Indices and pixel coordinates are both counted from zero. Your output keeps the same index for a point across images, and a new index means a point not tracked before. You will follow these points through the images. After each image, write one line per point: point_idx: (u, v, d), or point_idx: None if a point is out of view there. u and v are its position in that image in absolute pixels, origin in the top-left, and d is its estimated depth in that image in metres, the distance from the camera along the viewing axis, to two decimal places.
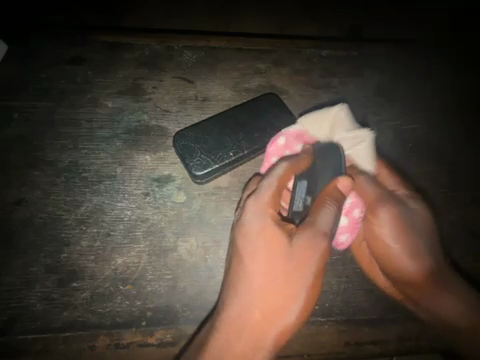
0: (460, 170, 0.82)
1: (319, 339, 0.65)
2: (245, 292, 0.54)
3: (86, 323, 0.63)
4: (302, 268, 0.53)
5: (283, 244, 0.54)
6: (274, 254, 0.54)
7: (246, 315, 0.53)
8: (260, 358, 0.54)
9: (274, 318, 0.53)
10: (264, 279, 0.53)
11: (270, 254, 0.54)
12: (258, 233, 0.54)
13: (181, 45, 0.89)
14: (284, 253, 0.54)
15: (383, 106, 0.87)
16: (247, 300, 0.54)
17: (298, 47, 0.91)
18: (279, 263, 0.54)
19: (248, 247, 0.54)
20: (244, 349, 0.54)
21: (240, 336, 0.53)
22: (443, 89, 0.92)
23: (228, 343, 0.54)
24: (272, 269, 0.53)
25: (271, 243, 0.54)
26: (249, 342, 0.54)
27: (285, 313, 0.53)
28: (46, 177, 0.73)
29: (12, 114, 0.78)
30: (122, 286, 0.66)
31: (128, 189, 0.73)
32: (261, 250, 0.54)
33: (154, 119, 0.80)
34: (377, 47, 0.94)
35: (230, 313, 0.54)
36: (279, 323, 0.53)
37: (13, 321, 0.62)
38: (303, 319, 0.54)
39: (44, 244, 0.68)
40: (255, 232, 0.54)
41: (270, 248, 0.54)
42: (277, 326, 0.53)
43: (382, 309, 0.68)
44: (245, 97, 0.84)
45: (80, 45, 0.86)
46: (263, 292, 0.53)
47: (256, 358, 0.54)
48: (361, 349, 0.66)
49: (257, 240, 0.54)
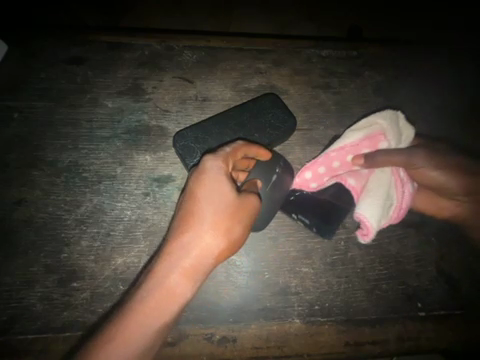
0: (461, 165, 0.80)
1: (318, 339, 0.65)
2: (192, 220, 0.55)
3: (86, 323, 0.63)
4: (242, 205, 0.57)
5: (229, 185, 0.57)
6: (225, 195, 0.56)
7: (192, 240, 0.54)
8: (197, 281, 0.54)
9: (214, 244, 0.54)
10: (213, 210, 0.55)
11: (219, 193, 0.56)
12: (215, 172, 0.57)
13: (181, 45, 0.89)
14: (228, 192, 0.56)
15: (383, 105, 0.87)
16: (189, 232, 0.54)
17: (298, 48, 0.91)
18: (221, 198, 0.56)
19: (198, 184, 0.56)
20: (186, 270, 0.53)
21: (181, 260, 0.53)
22: (444, 89, 0.92)
23: (169, 266, 0.53)
24: (214, 200, 0.55)
25: (219, 181, 0.56)
26: (187, 267, 0.53)
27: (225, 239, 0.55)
28: (46, 177, 0.73)
29: (12, 114, 0.78)
30: (122, 286, 0.66)
31: (128, 189, 0.73)
32: (215, 187, 0.56)
33: (154, 120, 0.80)
34: (376, 48, 0.94)
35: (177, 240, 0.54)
36: (218, 247, 0.55)
37: (13, 321, 0.62)
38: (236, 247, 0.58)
39: (44, 244, 0.68)
40: (212, 170, 0.57)
41: (218, 184, 0.56)
42: (213, 254, 0.55)
43: (381, 309, 0.69)
44: (245, 97, 0.84)
45: (80, 45, 0.86)
46: (207, 221, 0.54)
47: (194, 280, 0.54)
48: (361, 350, 0.66)
49: (216, 178, 0.56)
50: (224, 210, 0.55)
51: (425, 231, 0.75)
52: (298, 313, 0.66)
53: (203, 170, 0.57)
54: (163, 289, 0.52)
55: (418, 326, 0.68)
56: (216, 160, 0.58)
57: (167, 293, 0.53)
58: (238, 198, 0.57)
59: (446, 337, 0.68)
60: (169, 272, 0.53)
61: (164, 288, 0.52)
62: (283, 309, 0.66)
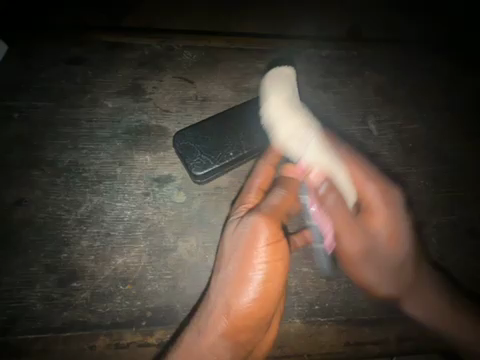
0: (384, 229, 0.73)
1: (319, 339, 0.67)
2: (216, 284, 0.58)
3: (86, 323, 0.64)
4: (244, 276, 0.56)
5: (251, 253, 0.56)
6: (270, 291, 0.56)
7: (212, 315, 0.57)
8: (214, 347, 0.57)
9: (221, 315, 0.57)
10: (228, 279, 0.57)
11: (238, 260, 0.57)
12: (264, 242, 0.56)
13: (181, 45, 0.88)
14: (244, 263, 0.56)
15: (383, 106, 0.87)
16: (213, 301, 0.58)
17: (299, 48, 0.91)
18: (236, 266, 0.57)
19: (234, 240, 0.58)
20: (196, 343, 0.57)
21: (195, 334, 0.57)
22: (443, 89, 0.92)
23: (192, 340, 0.57)
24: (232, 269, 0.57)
25: (247, 247, 0.56)
26: (196, 347, 0.57)
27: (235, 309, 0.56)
28: (46, 177, 0.73)
29: (12, 114, 0.78)
30: (122, 286, 0.66)
31: (128, 189, 0.73)
32: (264, 267, 0.56)
33: (154, 120, 0.80)
34: (376, 47, 0.94)
35: (203, 315, 0.58)
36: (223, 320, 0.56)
37: (14, 321, 0.63)
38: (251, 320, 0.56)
39: (44, 244, 0.68)
40: (260, 240, 0.56)
41: (246, 250, 0.56)
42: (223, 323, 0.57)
43: (382, 309, 0.69)
44: (245, 97, 0.84)
45: (81, 45, 0.86)
46: (222, 294, 0.57)
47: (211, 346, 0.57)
48: (360, 350, 0.67)
49: (264, 254, 0.56)
50: (238, 278, 0.56)
51: (425, 232, 0.76)
52: (298, 313, 0.67)
53: (253, 242, 0.56)
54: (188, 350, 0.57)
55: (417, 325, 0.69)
56: (266, 228, 0.56)
57: (215, 352, 0.58)
58: (244, 271, 0.56)
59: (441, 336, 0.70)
60: (191, 341, 0.57)
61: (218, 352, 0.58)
62: (283, 308, 0.67)
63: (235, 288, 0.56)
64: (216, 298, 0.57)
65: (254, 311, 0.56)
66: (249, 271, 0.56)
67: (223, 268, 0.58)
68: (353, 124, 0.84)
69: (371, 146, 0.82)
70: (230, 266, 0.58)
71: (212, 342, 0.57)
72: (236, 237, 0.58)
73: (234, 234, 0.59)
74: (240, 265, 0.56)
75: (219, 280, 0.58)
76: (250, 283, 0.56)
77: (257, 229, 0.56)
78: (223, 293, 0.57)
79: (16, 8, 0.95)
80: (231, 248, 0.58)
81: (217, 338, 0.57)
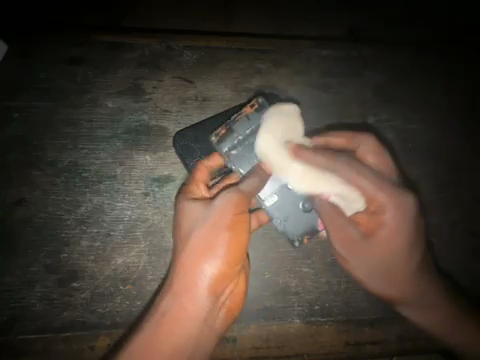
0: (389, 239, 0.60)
1: (318, 339, 0.67)
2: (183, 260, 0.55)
3: (86, 323, 0.64)
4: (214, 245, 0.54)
5: (221, 222, 0.54)
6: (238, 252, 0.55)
7: (183, 287, 0.55)
8: (184, 323, 0.54)
9: (191, 286, 0.54)
10: (197, 250, 0.54)
11: (207, 231, 0.55)
12: (229, 213, 0.55)
13: (181, 45, 0.88)
14: (215, 233, 0.54)
15: (383, 106, 0.87)
16: (182, 274, 0.55)
17: (299, 48, 0.90)
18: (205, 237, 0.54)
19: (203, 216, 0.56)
20: (167, 318, 0.54)
21: (168, 307, 0.55)
22: (443, 90, 0.92)
23: (163, 317, 0.54)
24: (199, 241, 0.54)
25: (219, 219, 0.55)
26: (168, 324, 0.54)
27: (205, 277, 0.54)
28: (46, 177, 0.73)
29: (12, 114, 0.78)
30: (122, 286, 0.66)
31: (128, 189, 0.73)
32: (232, 234, 0.54)
33: (154, 120, 0.80)
34: (377, 47, 0.93)
35: (175, 286, 0.56)
36: (197, 291, 0.54)
37: (14, 321, 0.63)
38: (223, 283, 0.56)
39: (44, 244, 0.68)
40: (227, 210, 0.55)
41: (216, 222, 0.54)
42: (195, 294, 0.54)
43: (382, 309, 0.69)
44: (245, 98, 0.84)
45: (80, 45, 0.86)
46: (191, 267, 0.54)
47: (183, 322, 0.54)
48: (360, 349, 0.68)
49: (229, 224, 0.55)
50: (208, 247, 0.54)
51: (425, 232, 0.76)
52: (298, 313, 0.67)
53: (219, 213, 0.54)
54: (158, 329, 0.54)
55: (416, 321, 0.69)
56: (231, 199, 0.55)
57: (181, 329, 0.54)
58: (216, 240, 0.54)
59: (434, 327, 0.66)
60: (162, 317, 0.55)
61: (189, 329, 0.54)
62: (283, 309, 0.67)
63: (200, 259, 0.54)
64: (179, 273, 0.55)
65: (224, 276, 0.55)
66: (216, 243, 0.54)
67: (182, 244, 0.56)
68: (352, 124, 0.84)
69: None
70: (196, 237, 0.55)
71: (178, 317, 0.54)
72: (203, 214, 0.56)
73: (195, 211, 0.58)
74: (210, 235, 0.54)
75: (185, 255, 0.55)
76: (216, 252, 0.54)
77: (225, 201, 0.55)
78: (190, 265, 0.54)
79: (17, 8, 0.95)
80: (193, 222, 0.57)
81: (184, 311, 0.54)
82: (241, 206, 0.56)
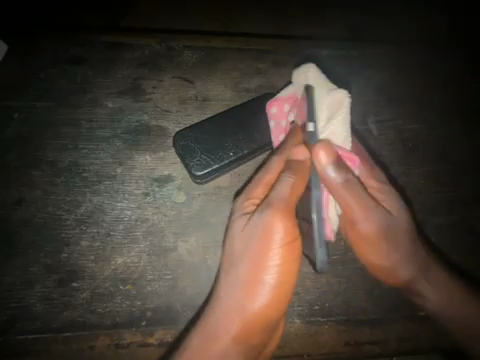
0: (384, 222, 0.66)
1: (318, 339, 0.67)
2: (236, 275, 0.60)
3: (86, 323, 0.64)
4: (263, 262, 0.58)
5: (270, 243, 0.57)
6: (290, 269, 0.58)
7: (236, 302, 0.59)
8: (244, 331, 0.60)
9: (246, 299, 0.59)
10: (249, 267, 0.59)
11: (255, 250, 0.58)
12: (278, 244, 0.57)
13: (181, 45, 0.88)
14: (265, 252, 0.58)
15: (383, 106, 0.87)
16: (235, 289, 0.59)
17: (299, 48, 0.90)
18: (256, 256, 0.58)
19: (251, 233, 0.59)
20: (227, 328, 0.60)
21: (220, 319, 0.60)
22: (443, 89, 0.92)
23: (221, 326, 0.60)
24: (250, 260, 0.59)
25: (265, 239, 0.57)
26: (229, 332, 0.60)
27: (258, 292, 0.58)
28: (46, 177, 0.73)
29: (12, 114, 0.78)
30: (122, 286, 0.66)
31: (128, 189, 0.73)
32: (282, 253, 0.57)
33: (154, 120, 0.80)
34: (377, 47, 0.93)
35: (226, 299, 0.60)
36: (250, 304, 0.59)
37: (14, 321, 0.63)
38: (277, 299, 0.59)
39: (44, 244, 0.68)
40: (277, 240, 0.57)
41: (263, 242, 0.58)
42: (248, 307, 0.59)
43: (382, 309, 0.69)
44: (245, 98, 0.84)
45: (80, 45, 0.86)
46: (244, 282, 0.59)
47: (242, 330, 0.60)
48: (360, 349, 0.68)
49: (279, 254, 0.57)
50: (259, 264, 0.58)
51: (424, 232, 0.76)
52: (298, 313, 0.67)
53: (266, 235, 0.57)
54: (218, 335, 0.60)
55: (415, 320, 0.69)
56: (280, 224, 0.57)
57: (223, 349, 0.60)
58: (268, 258, 0.58)
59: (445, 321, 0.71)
60: (220, 326, 0.60)
61: (247, 334, 0.60)
62: None
63: (249, 287, 0.58)
64: (226, 298, 0.60)
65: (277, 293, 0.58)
66: (263, 272, 0.58)
67: (230, 265, 0.61)
68: (352, 125, 0.84)
69: (371, 146, 0.82)
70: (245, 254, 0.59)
71: (221, 338, 0.60)
72: (250, 231, 0.59)
73: (246, 232, 0.60)
74: (261, 254, 0.58)
75: (237, 269, 0.60)
76: (268, 269, 0.58)
77: (273, 228, 0.57)
78: (242, 280, 0.59)
79: (16, 8, 0.95)
80: (244, 246, 0.60)
81: (226, 334, 0.60)
82: (289, 224, 0.57)
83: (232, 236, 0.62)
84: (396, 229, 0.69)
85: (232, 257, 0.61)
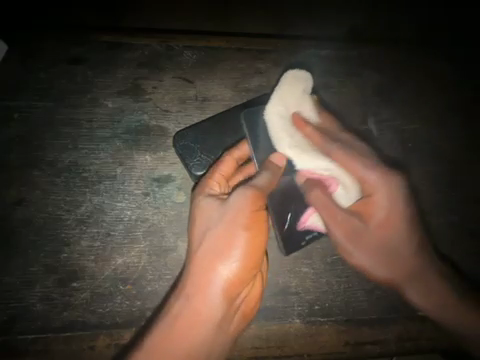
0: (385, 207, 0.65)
1: (318, 339, 0.67)
2: (199, 255, 0.58)
3: (86, 323, 0.64)
4: (230, 240, 0.57)
5: (237, 218, 0.57)
6: (253, 248, 0.57)
7: (199, 283, 0.58)
8: (202, 318, 0.58)
9: (208, 280, 0.57)
10: (215, 247, 0.57)
11: (224, 226, 0.58)
12: (250, 213, 0.58)
13: (181, 45, 0.88)
14: (230, 229, 0.57)
15: (383, 106, 0.87)
16: (198, 270, 0.58)
17: (299, 48, 0.90)
18: (219, 234, 0.57)
19: (220, 211, 0.59)
20: (185, 312, 0.58)
21: (183, 302, 0.58)
22: (444, 89, 0.92)
23: (184, 309, 0.58)
24: (215, 238, 0.58)
25: (235, 215, 0.57)
26: (187, 317, 0.58)
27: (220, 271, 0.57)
28: (46, 177, 0.73)
29: (12, 114, 0.78)
30: (122, 286, 0.66)
31: (128, 189, 0.73)
32: (248, 228, 0.57)
33: (154, 120, 0.80)
34: (377, 47, 0.93)
35: (190, 282, 0.58)
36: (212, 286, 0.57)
37: (14, 321, 0.63)
38: (240, 279, 0.58)
39: (44, 244, 0.68)
40: (245, 210, 0.58)
41: (232, 219, 0.57)
42: (211, 289, 0.57)
43: (382, 309, 0.69)
44: (245, 98, 0.84)
45: (81, 45, 0.86)
46: (207, 263, 0.57)
47: (202, 315, 0.58)
48: (360, 349, 0.68)
49: (250, 223, 0.57)
50: (225, 242, 0.57)
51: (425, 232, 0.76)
52: (298, 313, 0.67)
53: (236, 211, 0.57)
54: (177, 321, 0.58)
55: (417, 320, 0.69)
56: (249, 201, 0.58)
57: (202, 327, 0.58)
58: (233, 236, 0.57)
59: (432, 305, 0.68)
60: (180, 309, 0.58)
61: (207, 320, 0.58)
62: (283, 308, 0.67)
63: (213, 267, 0.57)
64: (191, 279, 0.58)
65: (240, 273, 0.57)
66: (234, 241, 0.57)
67: (193, 242, 0.60)
68: (352, 124, 0.84)
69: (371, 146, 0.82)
70: (210, 233, 0.58)
71: (198, 311, 0.58)
72: (219, 209, 0.59)
73: (209, 210, 0.60)
74: (225, 230, 0.57)
75: (202, 250, 0.58)
76: (234, 246, 0.57)
77: (246, 198, 0.58)
78: (206, 259, 0.58)
79: (16, 8, 0.95)
80: (207, 222, 0.59)
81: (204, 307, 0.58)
82: (257, 204, 0.59)
83: (194, 218, 0.61)
84: (386, 234, 0.66)
85: (197, 237, 0.60)
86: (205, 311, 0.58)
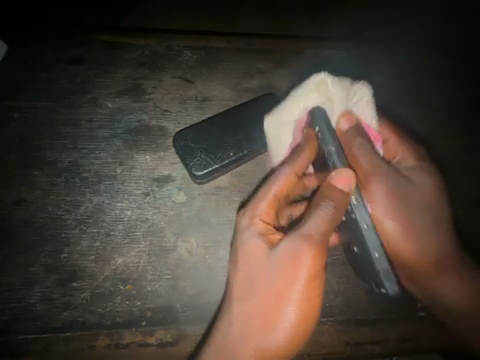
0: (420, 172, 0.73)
1: (318, 339, 0.67)
2: (250, 300, 0.57)
3: (86, 323, 0.64)
4: (287, 294, 0.55)
5: (295, 279, 0.55)
6: (309, 308, 0.56)
7: (249, 328, 0.57)
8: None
9: (259, 327, 0.56)
10: (268, 297, 0.56)
11: (279, 277, 0.55)
12: (305, 278, 0.55)
13: (181, 45, 0.88)
14: (288, 285, 0.55)
15: (383, 105, 0.87)
16: (246, 312, 0.57)
17: (299, 48, 0.90)
18: (271, 283, 0.56)
19: (271, 263, 0.56)
20: (234, 350, 0.58)
21: (235, 341, 0.58)
22: (444, 88, 0.92)
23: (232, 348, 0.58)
24: (265, 286, 0.56)
25: (291, 272, 0.55)
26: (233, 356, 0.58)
27: (276, 323, 0.56)
28: (46, 177, 0.73)
29: (13, 114, 0.78)
30: (122, 286, 0.66)
31: (128, 189, 0.73)
32: (304, 290, 0.55)
33: (154, 120, 0.80)
34: (377, 47, 0.94)
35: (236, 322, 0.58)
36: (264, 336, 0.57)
37: (14, 321, 0.63)
38: (297, 335, 0.57)
39: (44, 244, 0.68)
40: (303, 273, 0.55)
41: (288, 276, 0.55)
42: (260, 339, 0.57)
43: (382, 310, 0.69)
44: (245, 97, 0.84)
45: (81, 45, 0.86)
46: (261, 311, 0.56)
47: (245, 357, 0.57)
48: (361, 349, 0.68)
49: (303, 287, 0.55)
50: (281, 296, 0.56)
51: None
52: None
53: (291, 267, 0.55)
54: (228, 355, 0.58)
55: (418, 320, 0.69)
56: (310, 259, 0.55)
57: None
58: (294, 291, 0.55)
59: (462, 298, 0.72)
60: (230, 344, 0.58)
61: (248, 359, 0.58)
62: None
63: (269, 318, 0.56)
64: (239, 323, 0.57)
65: (294, 331, 0.57)
66: (283, 305, 0.56)
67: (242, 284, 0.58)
68: None
69: None
70: (259, 283, 0.57)
71: (241, 352, 0.57)
72: (267, 263, 0.57)
73: (258, 256, 0.58)
74: (280, 283, 0.56)
75: (251, 299, 0.57)
76: (291, 302, 0.56)
77: (298, 261, 0.55)
78: (255, 306, 0.57)
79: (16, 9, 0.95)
80: (259, 274, 0.57)
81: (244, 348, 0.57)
82: (319, 265, 0.55)
83: (242, 257, 0.59)
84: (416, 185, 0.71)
85: (242, 285, 0.58)
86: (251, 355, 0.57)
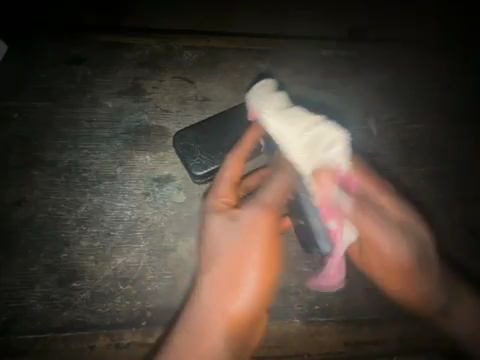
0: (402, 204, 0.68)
1: (319, 339, 0.67)
2: (216, 271, 0.57)
3: (86, 323, 0.64)
4: (245, 254, 0.57)
5: (258, 238, 0.57)
6: (270, 268, 0.57)
7: (219, 299, 0.56)
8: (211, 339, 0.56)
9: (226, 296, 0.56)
10: (235, 260, 0.57)
11: (242, 242, 0.58)
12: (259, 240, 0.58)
13: (181, 45, 0.88)
14: (248, 245, 0.57)
15: (383, 105, 0.87)
16: (215, 282, 0.57)
17: (299, 48, 0.91)
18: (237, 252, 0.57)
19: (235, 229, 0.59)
20: (203, 329, 0.56)
21: (200, 318, 0.56)
22: (444, 89, 0.92)
23: (200, 326, 0.56)
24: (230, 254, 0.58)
25: (257, 235, 0.58)
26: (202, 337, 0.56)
27: (240, 288, 0.56)
28: (46, 177, 0.73)
29: (12, 114, 0.78)
30: (122, 286, 0.66)
31: (128, 189, 0.73)
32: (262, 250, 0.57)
33: (154, 120, 0.80)
34: (377, 47, 0.94)
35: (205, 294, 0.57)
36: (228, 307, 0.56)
37: (13, 321, 0.63)
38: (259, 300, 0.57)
39: (44, 244, 0.68)
40: (259, 235, 0.58)
41: (252, 238, 0.58)
42: (224, 311, 0.56)
43: (383, 310, 0.69)
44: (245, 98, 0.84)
45: (81, 45, 0.86)
46: (228, 276, 0.57)
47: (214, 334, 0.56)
48: (360, 349, 0.68)
49: (260, 249, 0.57)
50: (243, 257, 0.57)
51: None
52: (298, 314, 0.67)
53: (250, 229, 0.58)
54: (199, 334, 0.56)
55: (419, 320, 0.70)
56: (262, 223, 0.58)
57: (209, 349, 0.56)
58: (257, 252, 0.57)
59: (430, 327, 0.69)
60: (199, 323, 0.56)
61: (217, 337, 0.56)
62: (284, 308, 0.67)
63: (234, 280, 0.56)
64: (208, 294, 0.57)
65: (258, 296, 0.57)
66: (245, 268, 0.57)
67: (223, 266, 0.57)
68: (352, 124, 0.84)
69: (371, 146, 0.82)
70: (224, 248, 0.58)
71: (208, 329, 0.56)
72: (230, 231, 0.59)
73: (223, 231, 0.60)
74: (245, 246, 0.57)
75: (216, 268, 0.58)
76: (250, 263, 0.57)
77: (256, 225, 0.58)
78: (222, 275, 0.57)
79: (16, 9, 0.95)
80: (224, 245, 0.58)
81: (215, 333, 0.56)
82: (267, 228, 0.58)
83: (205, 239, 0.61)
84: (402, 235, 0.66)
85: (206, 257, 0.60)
86: (219, 331, 0.56)
